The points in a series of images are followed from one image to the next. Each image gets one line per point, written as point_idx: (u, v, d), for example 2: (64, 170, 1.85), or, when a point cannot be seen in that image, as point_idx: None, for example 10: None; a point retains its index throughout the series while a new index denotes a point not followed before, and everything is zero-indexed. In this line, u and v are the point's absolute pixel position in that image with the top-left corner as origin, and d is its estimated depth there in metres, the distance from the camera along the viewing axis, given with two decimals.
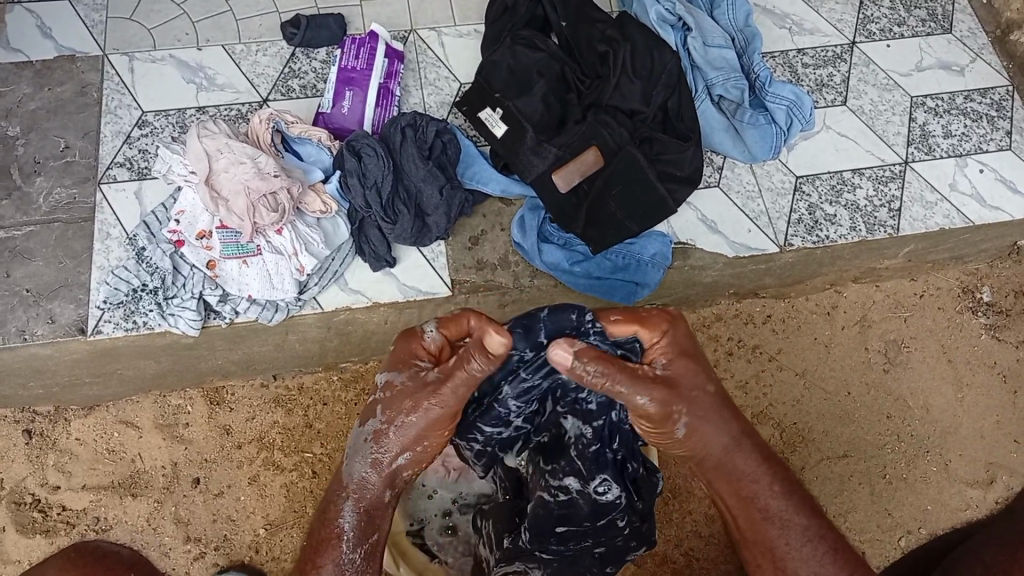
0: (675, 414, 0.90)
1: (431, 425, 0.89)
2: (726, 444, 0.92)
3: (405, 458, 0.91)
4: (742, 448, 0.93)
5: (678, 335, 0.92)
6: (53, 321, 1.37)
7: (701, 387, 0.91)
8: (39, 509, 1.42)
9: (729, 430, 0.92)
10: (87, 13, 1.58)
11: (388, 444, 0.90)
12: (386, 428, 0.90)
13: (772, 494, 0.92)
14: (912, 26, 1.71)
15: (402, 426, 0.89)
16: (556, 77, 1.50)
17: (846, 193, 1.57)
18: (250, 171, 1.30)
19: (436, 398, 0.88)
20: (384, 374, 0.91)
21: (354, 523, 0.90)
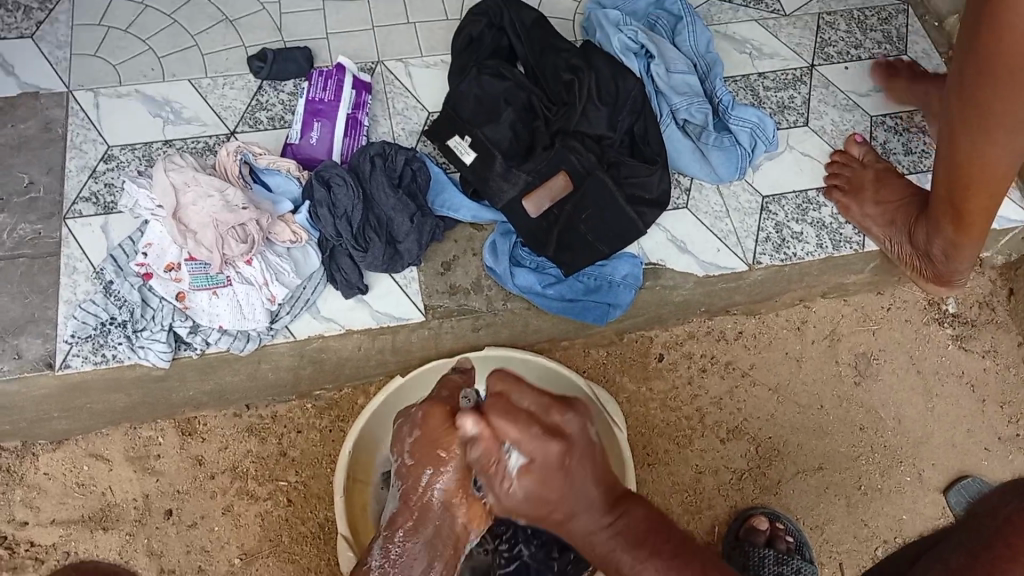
0: (563, 515, 0.90)
1: (431, 437, 0.94)
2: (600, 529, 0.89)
3: (426, 478, 0.95)
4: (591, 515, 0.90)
5: (483, 447, 0.86)
6: (19, 356, 1.33)
7: (552, 464, 0.86)
8: (6, 546, 1.38)
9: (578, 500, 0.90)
10: (51, 50, 1.58)
11: (407, 473, 0.97)
12: (403, 459, 0.97)
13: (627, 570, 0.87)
14: (867, 48, 1.77)
15: (407, 452, 0.96)
16: (523, 104, 1.52)
17: (811, 212, 1.59)
18: (218, 204, 1.30)
19: (424, 411, 0.96)
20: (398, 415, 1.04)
21: (383, 558, 0.95)
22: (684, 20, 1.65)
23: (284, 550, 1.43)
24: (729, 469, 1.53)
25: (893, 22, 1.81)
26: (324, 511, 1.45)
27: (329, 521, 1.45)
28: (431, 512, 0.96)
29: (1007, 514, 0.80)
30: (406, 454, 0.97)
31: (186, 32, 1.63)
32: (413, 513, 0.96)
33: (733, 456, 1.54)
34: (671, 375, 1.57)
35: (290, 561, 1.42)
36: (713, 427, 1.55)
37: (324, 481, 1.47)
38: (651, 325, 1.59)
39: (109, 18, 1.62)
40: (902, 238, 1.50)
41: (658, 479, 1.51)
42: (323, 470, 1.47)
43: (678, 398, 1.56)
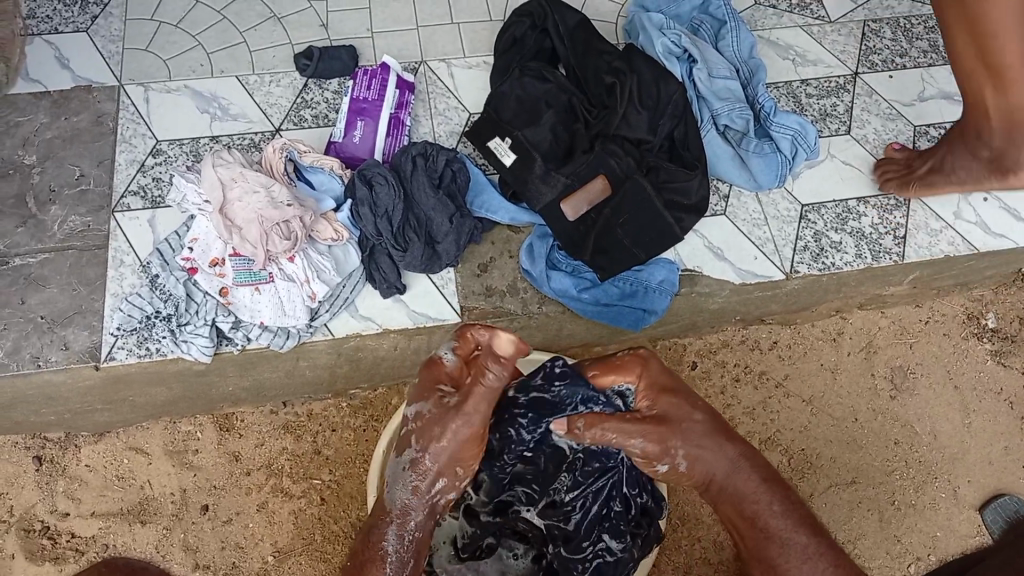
0: (673, 451, 1.03)
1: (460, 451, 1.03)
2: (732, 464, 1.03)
3: (439, 485, 1.05)
4: (744, 472, 1.03)
5: (654, 375, 1.07)
6: (67, 347, 1.37)
7: (700, 437, 1.03)
8: (48, 536, 1.42)
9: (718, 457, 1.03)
10: (104, 44, 1.62)
11: (422, 472, 1.04)
12: (421, 454, 1.03)
13: (771, 513, 1.00)
14: (913, 56, 1.74)
15: (433, 455, 1.03)
16: (564, 108, 1.53)
17: (851, 221, 1.58)
18: (264, 200, 1.33)
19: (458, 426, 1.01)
20: (414, 400, 1.04)
21: (397, 546, 1.03)
22: (727, 25, 1.64)
23: (316, 548, 1.45)
24: None
25: (940, 30, 1.78)
26: (356, 510, 1.47)
27: (360, 521, 1.47)
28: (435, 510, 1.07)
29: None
30: (427, 455, 1.03)
31: (235, 28, 1.66)
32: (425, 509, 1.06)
33: None
34: (705, 384, 1.56)
35: (321, 560, 1.45)
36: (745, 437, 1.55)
37: (357, 481, 1.49)
38: (686, 332, 1.59)
39: (160, 14, 1.66)
40: (967, 174, 1.50)
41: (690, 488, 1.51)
42: (356, 470, 1.49)
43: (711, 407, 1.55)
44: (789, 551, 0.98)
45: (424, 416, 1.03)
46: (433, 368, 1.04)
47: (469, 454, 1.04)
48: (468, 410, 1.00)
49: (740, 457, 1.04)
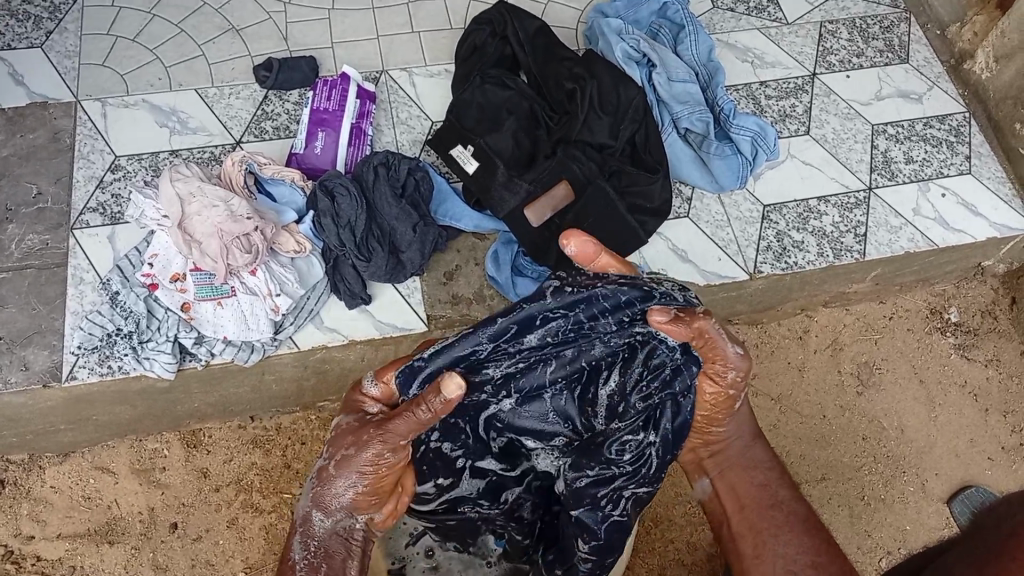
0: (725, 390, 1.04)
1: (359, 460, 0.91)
2: (763, 462, 1.09)
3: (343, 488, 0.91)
4: (758, 449, 1.10)
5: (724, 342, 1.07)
6: (27, 368, 1.35)
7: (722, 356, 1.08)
8: (12, 560, 1.39)
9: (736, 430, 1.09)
10: (59, 60, 1.60)
11: (325, 478, 0.92)
12: (330, 463, 0.92)
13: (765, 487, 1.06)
14: (870, 56, 1.77)
15: (335, 459, 0.92)
16: (525, 114, 1.53)
17: (812, 220, 1.59)
18: (223, 214, 1.31)
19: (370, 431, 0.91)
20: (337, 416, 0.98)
21: (302, 553, 0.90)
22: (686, 29, 1.65)
23: None
24: None
25: (895, 30, 1.81)
26: None
27: None
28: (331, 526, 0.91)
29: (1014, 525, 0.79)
30: (335, 461, 0.92)
31: (193, 42, 1.65)
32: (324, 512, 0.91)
33: None
34: None
35: None
36: None
37: None
38: None
39: (116, 28, 1.64)
40: None
41: (665, 491, 1.51)
42: None
43: None
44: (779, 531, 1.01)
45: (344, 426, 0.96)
46: (359, 391, 1.00)
47: (372, 459, 0.91)
48: (384, 425, 0.90)
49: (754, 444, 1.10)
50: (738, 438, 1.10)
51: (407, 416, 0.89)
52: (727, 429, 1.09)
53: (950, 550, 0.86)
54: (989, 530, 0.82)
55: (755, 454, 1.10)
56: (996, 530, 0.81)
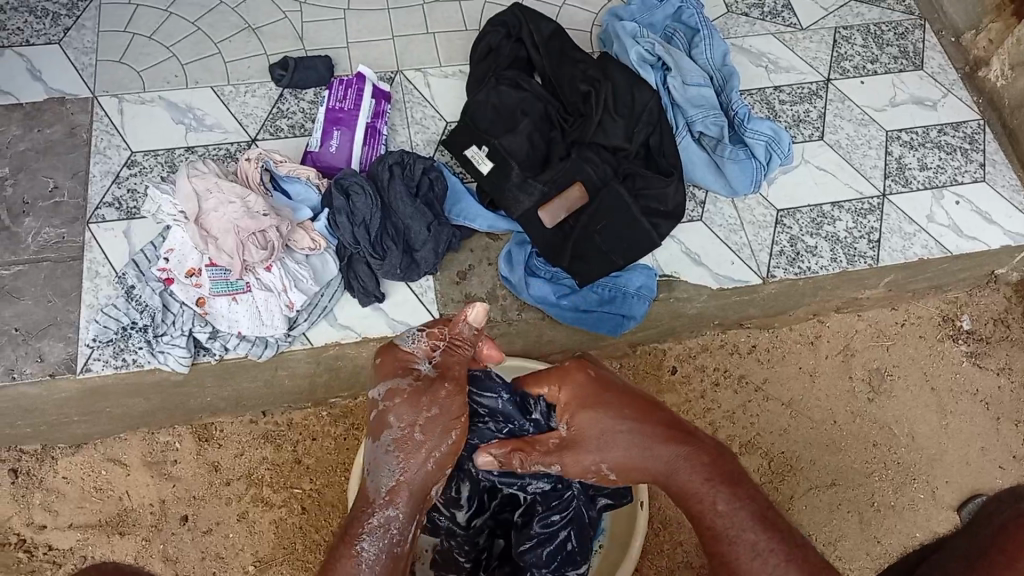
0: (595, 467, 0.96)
1: (448, 421, 0.95)
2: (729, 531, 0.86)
3: (431, 461, 0.94)
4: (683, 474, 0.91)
5: (577, 387, 0.99)
6: (42, 359, 1.36)
7: (608, 429, 0.95)
8: (23, 549, 1.40)
9: (654, 459, 0.93)
10: (77, 56, 1.61)
11: (408, 449, 0.94)
12: (409, 432, 0.94)
13: (715, 513, 0.88)
14: (884, 63, 1.77)
15: (420, 430, 0.94)
16: (540, 115, 1.54)
17: (826, 226, 1.59)
18: (240, 211, 1.32)
19: (445, 392, 0.96)
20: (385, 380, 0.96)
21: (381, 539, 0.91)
22: (701, 33, 1.66)
23: (297, 559, 1.44)
24: None
25: (910, 37, 1.81)
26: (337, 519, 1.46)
27: None
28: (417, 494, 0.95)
29: (1003, 521, 0.79)
30: (418, 429, 0.94)
31: (209, 40, 1.66)
32: (409, 489, 0.94)
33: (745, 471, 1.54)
34: (685, 387, 1.57)
35: (303, 570, 1.43)
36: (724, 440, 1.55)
37: (339, 490, 1.47)
38: (664, 337, 1.60)
39: (134, 25, 1.65)
40: None
41: None
42: (336, 479, 1.48)
43: (691, 411, 1.56)
44: (740, 550, 0.85)
45: (406, 389, 0.95)
46: (396, 350, 0.99)
47: (456, 415, 0.96)
48: (452, 376, 0.97)
49: (679, 455, 0.92)
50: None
51: (461, 357, 0.99)
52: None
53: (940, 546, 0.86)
54: (980, 526, 0.82)
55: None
56: (986, 527, 0.81)
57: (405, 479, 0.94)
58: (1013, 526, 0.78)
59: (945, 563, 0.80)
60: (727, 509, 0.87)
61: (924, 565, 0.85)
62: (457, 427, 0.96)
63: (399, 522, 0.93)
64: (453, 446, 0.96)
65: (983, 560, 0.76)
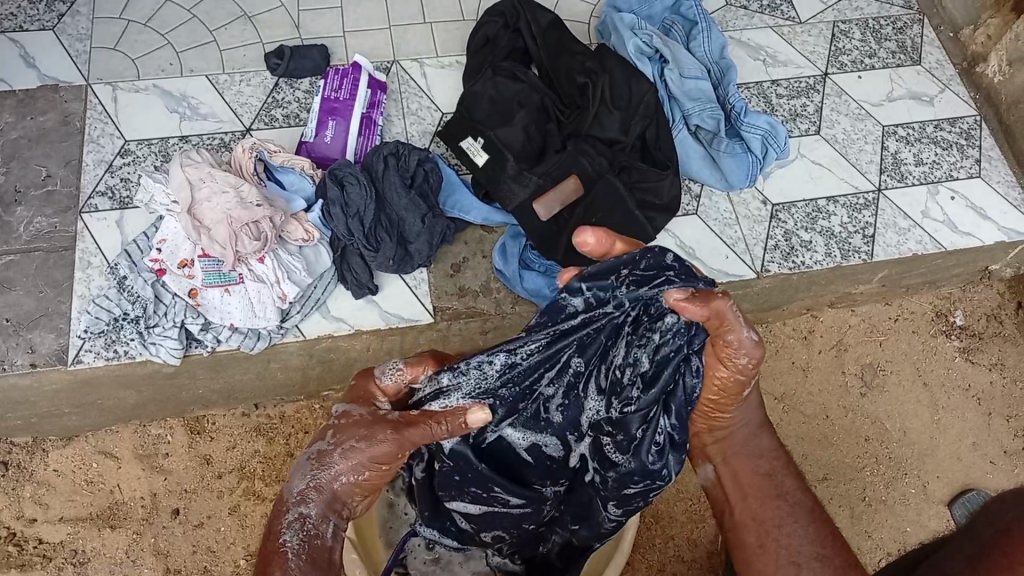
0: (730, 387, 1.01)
1: (377, 455, 0.93)
2: (787, 491, 1.03)
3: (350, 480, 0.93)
4: (765, 437, 1.09)
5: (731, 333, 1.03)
6: (33, 350, 1.35)
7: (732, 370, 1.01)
8: (14, 542, 1.40)
9: (752, 410, 1.07)
10: (71, 43, 1.59)
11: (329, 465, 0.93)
12: (335, 448, 0.93)
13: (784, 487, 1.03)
14: (882, 57, 1.77)
15: (345, 450, 0.93)
16: (536, 107, 1.53)
17: (821, 221, 1.59)
18: (233, 201, 1.31)
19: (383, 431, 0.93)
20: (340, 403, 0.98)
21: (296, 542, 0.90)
22: (698, 25, 1.64)
23: None
24: None
25: (908, 31, 1.81)
26: None
27: None
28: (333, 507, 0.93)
29: (1006, 522, 0.79)
30: (342, 447, 0.93)
31: (204, 27, 1.64)
32: (327, 502, 0.93)
33: None
34: None
35: None
36: None
37: None
38: None
39: (129, 12, 1.64)
40: None
41: (665, 487, 1.52)
42: None
43: None
44: (786, 527, 0.99)
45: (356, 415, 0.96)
46: (371, 379, 1.02)
47: (386, 453, 0.93)
48: (404, 432, 0.94)
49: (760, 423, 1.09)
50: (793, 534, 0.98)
51: (423, 430, 0.96)
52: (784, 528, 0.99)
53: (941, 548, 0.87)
54: (981, 528, 0.82)
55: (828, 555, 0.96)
56: (989, 526, 0.81)
57: (322, 489, 0.92)
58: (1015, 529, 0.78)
59: (950, 563, 0.81)
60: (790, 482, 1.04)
61: (925, 566, 0.86)
62: (385, 460, 0.94)
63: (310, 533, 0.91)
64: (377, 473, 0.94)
65: (988, 561, 0.78)
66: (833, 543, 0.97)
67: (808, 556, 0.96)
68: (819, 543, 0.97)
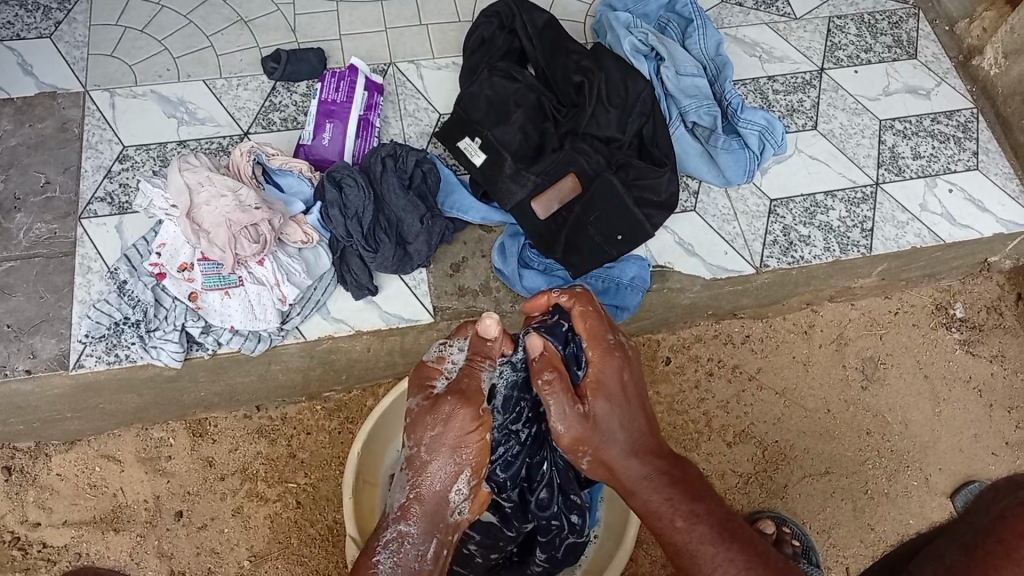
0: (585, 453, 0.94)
1: (452, 437, 0.91)
2: (635, 478, 0.93)
3: (438, 475, 0.91)
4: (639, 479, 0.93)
5: (613, 374, 0.95)
6: (35, 355, 1.35)
7: (614, 433, 0.93)
8: (18, 546, 1.40)
9: (625, 469, 0.94)
10: (69, 51, 1.60)
11: (417, 468, 0.92)
12: (417, 452, 0.92)
13: (675, 529, 0.90)
14: (878, 52, 1.77)
15: (422, 447, 0.91)
16: (533, 106, 1.53)
17: (819, 215, 1.59)
18: (231, 204, 1.32)
19: (449, 407, 0.91)
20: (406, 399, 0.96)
21: (393, 557, 0.90)
22: (695, 23, 1.65)
23: (293, 552, 1.44)
24: (735, 473, 1.54)
25: (903, 25, 1.81)
26: (332, 514, 1.47)
27: (337, 524, 1.46)
28: (430, 504, 0.92)
29: (1002, 509, 0.79)
30: (423, 449, 0.91)
31: (201, 33, 1.65)
32: (422, 506, 0.92)
33: (739, 460, 1.55)
34: (679, 378, 1.57)
35: (298, 564, 1.44)
36: (719, 429, 1.56)
37: (333, 484, 1.48)
38: (659, 328, 1.60)
39: (126, 19, 1.64)
40: None
41: None
42: (330, 473, 1.49)
43: (685, 401, 1.56)
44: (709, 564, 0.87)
45: (416, 409, 0.94)
46: (422, 365, 0.98)
47: (462, 432, 0.91)
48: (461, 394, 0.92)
49: (645, 476, 0.93)
50: (603, 473, 0.97)
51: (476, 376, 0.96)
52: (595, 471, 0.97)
53: (940, 537, 0.87)
54: (979, 515, 0.82)
55: (628, 469, 0.94)
56: (985, 514, 0.81)
57: (416, 495, 0.92)
58: (1011, 516, 0.78)
59: (945, 549, 0.81)
60: (686, 526, 0.90)
61: (922, 555, 0.86)
62: (462, 435, 0.91)
63: (415, 538, 0.92)
64: (463, 456, 0.91)
65: (983, 547, 0.77)
66: (645, 456, 0.95)
67: (620, 431, 0.93)
68: (630, 457, 0.94)
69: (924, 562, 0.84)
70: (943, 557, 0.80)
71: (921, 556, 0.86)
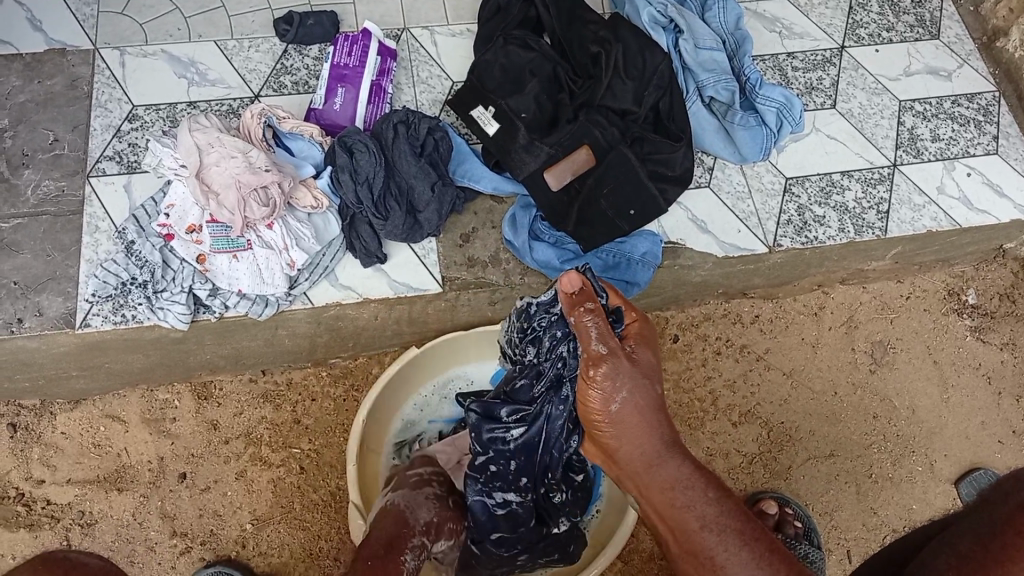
0: (620, 389, 0.94)
1: None
2: (666, 442, 0.93)
3: None
4: (667, 442, 0.93)
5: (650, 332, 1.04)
6: (41, 313, 1.34)
7: (653, 377, 0.97)
8: (22, 503, 1.42)
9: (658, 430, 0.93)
10: (78, 7, 1.57)
11: None
12: None
13: (706, 499, 0.87)
14: (900, 31, 1.73)
15: None
16: (548, 76, 1.51)
17: (834, 195, 1.57)
18: (242, 166, 1.30)
19: None
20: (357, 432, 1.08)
21: None
22: None
23: (295, 517, 1.45)
24: (740, 453, 1.54)
25: (927, 5, 1.77)
26: (335, 480, 1.48)
27: (340, 490, 1.47)
28: None
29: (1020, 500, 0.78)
30: None
31: None
32: None
33: (744, 440, 1.55)
34: (686, 356, 1.57)
35: (301, 528, 1.45)
36: (725, 409, 1.56)
37: (337, 451, 1.49)
38: (667, 306, 1.59)
39: None
40: None
41: None
42: (335, 440, 1.50)
43: (691, 378, 1.56)
44: (727, 541, 0.84)
45: None
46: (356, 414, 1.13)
47: None
48: None
49: (675, 444, 0.94)
50: (631, 439, 0.94)
51: None
52: (619, 436, 0.95)
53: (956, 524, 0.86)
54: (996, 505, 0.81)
55: (659, 433, 0.93)
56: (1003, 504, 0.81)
57: None
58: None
59: (961, 539, 0.81)
60: (716, 495, 0.88)
61: (937, 544, 0.86)
62: None
63: None
64: None
65: (1001, 537, 0.77)
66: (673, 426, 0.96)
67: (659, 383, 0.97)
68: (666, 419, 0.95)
69: (939, 552, 0.84)
70: (960, 548, 0.80)
71: (935, 544, 0.86)
